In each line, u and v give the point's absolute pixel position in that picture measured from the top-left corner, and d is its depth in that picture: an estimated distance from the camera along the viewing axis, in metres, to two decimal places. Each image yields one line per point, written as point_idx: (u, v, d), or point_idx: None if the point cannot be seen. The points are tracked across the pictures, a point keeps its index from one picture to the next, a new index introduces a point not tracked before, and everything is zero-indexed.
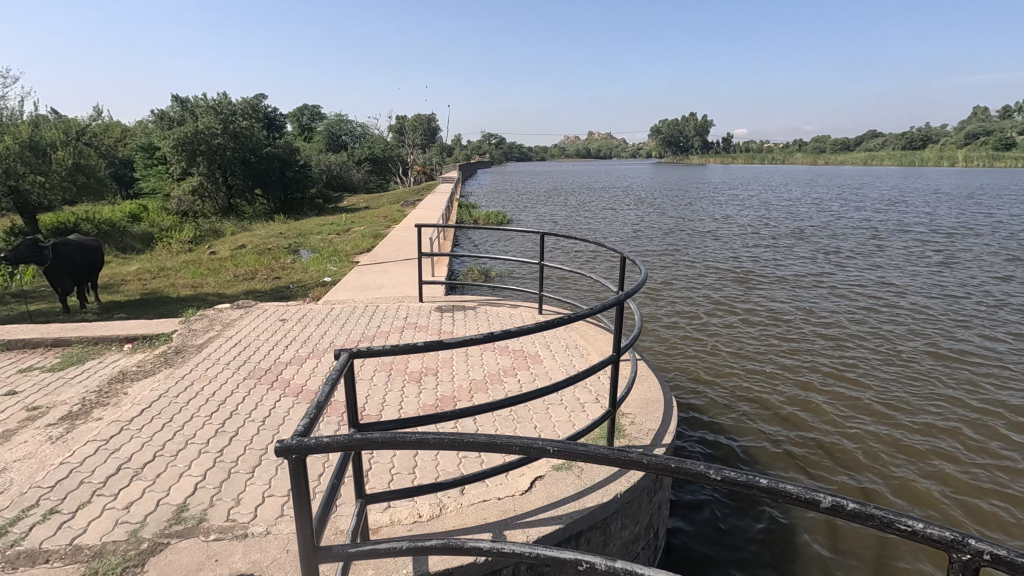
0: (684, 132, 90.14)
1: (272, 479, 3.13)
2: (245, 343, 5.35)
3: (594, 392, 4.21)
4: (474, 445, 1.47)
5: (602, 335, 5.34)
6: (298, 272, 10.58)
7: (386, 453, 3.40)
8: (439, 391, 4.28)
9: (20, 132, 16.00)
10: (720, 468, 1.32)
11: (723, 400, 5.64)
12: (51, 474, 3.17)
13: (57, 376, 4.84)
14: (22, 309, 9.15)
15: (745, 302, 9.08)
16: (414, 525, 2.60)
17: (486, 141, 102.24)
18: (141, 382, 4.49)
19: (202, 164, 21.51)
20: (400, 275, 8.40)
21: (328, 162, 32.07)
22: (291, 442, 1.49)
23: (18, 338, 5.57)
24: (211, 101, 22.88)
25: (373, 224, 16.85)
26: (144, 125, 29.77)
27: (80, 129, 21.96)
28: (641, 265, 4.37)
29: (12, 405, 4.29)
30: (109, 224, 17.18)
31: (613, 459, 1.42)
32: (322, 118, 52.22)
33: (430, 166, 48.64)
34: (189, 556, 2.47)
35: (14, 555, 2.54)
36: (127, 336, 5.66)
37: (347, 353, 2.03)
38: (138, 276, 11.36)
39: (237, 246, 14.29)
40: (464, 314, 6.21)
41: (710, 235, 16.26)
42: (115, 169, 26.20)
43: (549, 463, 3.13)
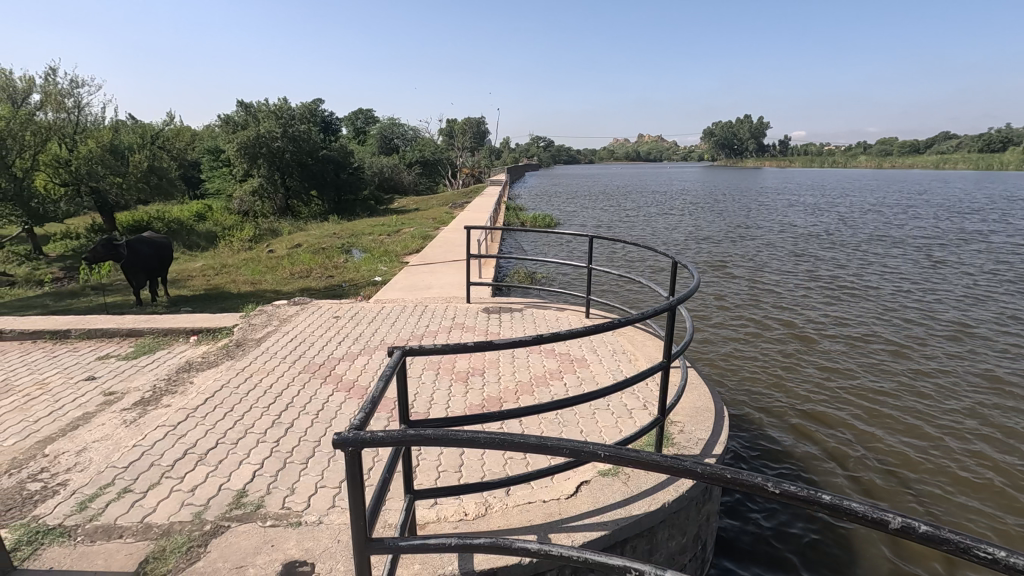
0: (738, 135, 87.51)
1: (325, 471, 3.24)
2: (301, 339, 5.56)
3: (642, 399, 4.15)
4: (525, 446, 1.49)
5: (651, 340, 5.25)
6: (351, 271, 10.92)
7: (433, 451, 3.46)
8: (486, 391, 4.33)
9: (101, 136, 17.20)
10: (780, 482, 1.27)
11: (777, 411, 5.45)
12: (125, 456, 3.39)
13: (130, 364, 5.19)
14: (100, 300, 9.86)
15: (801, 310, 8.73)
16: (459, 523, 2.64)
17: (535, 144, 102.55)
18: (205, 372, 4.75)
19: (262, 166, 22.59)
20: (449, 276, 8.54)
21: (380, 164, 32.88)
22: (348, 435, 1.54)
23: (97, 327, 6.01)
24: (272, 105, 23.82)
25: (422, 225, 17.16)
26: (210, 128, 31.40)
27: (155, 134, 23.48)
28: (692, 270, 4.26)
29: (91, 390, 4.62)
30: (177, 223, 18.28)
31: (665, 467, 1.39)
32: (375, 122, 53.62)
33: (478, 168, 49.04)
34: (248, 540, 2.59)
35: (92, 529, 2.72)
36: (193, 328, 5.99)
37: (400, 351, 2.08)
38: (202, 273, 12.00)
39: (293, 245, 14.90)
40: (511, 316, 6.25)
41: (765, 241, 15.71)
42: (185, 171, 27.89)
43: (595, 468, 3.11)
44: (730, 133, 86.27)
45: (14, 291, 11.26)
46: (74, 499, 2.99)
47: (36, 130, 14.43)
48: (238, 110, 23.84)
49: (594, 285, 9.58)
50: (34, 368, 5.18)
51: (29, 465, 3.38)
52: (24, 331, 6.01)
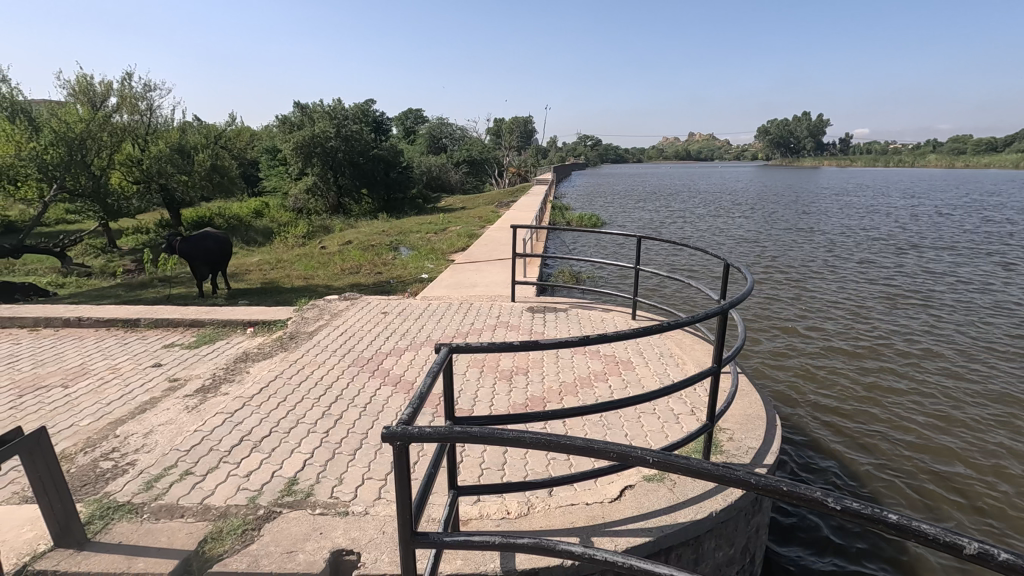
0: (796, 133, 84.03)
1: (371, 463, 3.31)
2: (351, 333, 5.72)
3: (690, 404, 4.05)
4: (571, 448, 1.48)
5: (699, 345, 5.12)
6: (398, 268, 11.14)
7: (476, 448, 3.49)
8: (530, 391, 4.32)
9: (170, 137, 18.22)
10: (841, 498, 1.21)
11: (834, 422, 5.22)
12: (187, 440, 3.59)
13: (192, 353, 5.48)
14: (167, 291, 10.47)
15: (860, 318, 8.31)
16: (501, 521, 2.65)
17: (582, 143, 101.73)
18: (260, 363, 4.95)
19: (316, 165, 23.41)
20: (494, 275, 8.58)
21: (429, 163, 33.37)
22: (396, 430, 1.56)
23: (163, 317, 6.37)
24: (327, 106, 24.55)
25: (468, 224, 17.30)
26: (269, 129, 32.72)
27: (219, 134, 24.67)
28: (745, 271, 4.12)
29: (157, 375, 4.91)
30: (236, 219, 19.20)
31: (715, 476, 1.35)
32: (425, 122, 54.48)
33: (525, 167, 48.86)
34: (298, 527, 2.68)
35: (156, 508, 2.89)
36: (250, 320, 6.25)
37: (447, 348, 2.11)
38: (259, 267, 12.51)
39: (344, 242, 15.34)
40: (556, 315, 6.23)
41: (823, 244, 15.03)
42: (244, 169, 29.24)
43: (640, 472, 3.07)
44: (787, 131, 82.82)
45: (91, 281, 12.09)
46: (141, 478, 3.18)
47: (112, 130, 15.40)
48: (294, 111, 24.65)
49: (640, 287, 9.42)
50: (107, 354, 5.55)
51: (102, 444, 3.61)
52: (99, 319, 6.44)
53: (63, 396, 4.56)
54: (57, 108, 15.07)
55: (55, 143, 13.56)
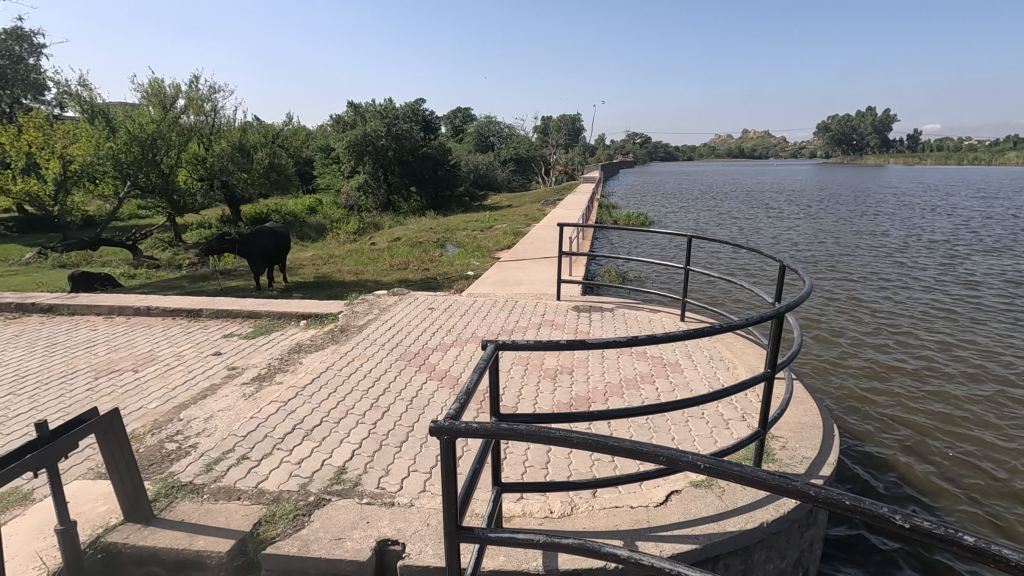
0: (859, 131, 79.76)
1: (417, 456, 3.37)
2: (398, 328, 5.83)
3: (741, 410, 3.92)
4: (619, 450, 1.45)
5: (751, 349, 4.96)
6: (445, 265, 11.29)
7: (520, 445, 3.50)
8: (574, 390, 4.30)
9: (232, 136, 19.11)
10: (910, 515, 1.14)
11: (896, 433, 4.95)
12: (244, 426, 3.75)
13: (250, 343, 5.73)
14: (227, 284, 11.02)
15: (927, 324, 7.84)
16: (545, 519, 2.65)
17: (631, 140, 99.91)
18: (313, 354, 5.12)
19: (368, 164, 24.03)
20: (540, 273, 8.58)
21: (476, 162, 33.60)
22: (443, 423, 1.58)
23: (223, 308, 6.70)
24: (379, 106, 25.09)
25: (513, 222, 17.36)
26: (324, 128, 33.82)
27: (277, 133, 25.71)
28: (804, 273, 3.95)
29: (218, 363, 5.17)
30: (292, 216, 19.97)
31: (771, 485, 1.30)
32: (473, 121, 54.84)
33: (572, 165, 48.37)
34: (346, 514, 2.75)
35: (216, 489, 3.05)
36: (303, 313, 6.46)
37: (494, 345, 2.12)
38: (312, 262, 12.96)
39: (393, 239, 15.67)
40: (602, 315, 6.15)
41: (888, 247, 14.20)
42: (300, 167, 30.36)
43: (686, 477, 3.00)
44: (849, 127, 78.77)
45: (159, 273, 12.84)
46: (202, 460, 3.35)
47: (180, 129, 16.27)
48: (348, 110, 25.38)
49: (688, 289, 9.22)
50: (172, 342, 5.88)
51: (168, 426, 3.83)
52: (165, 308, 6.83)
53: (134, 380, 4.87)
54: (132, 110, 16.06)
55: (129, 143, 14.55)
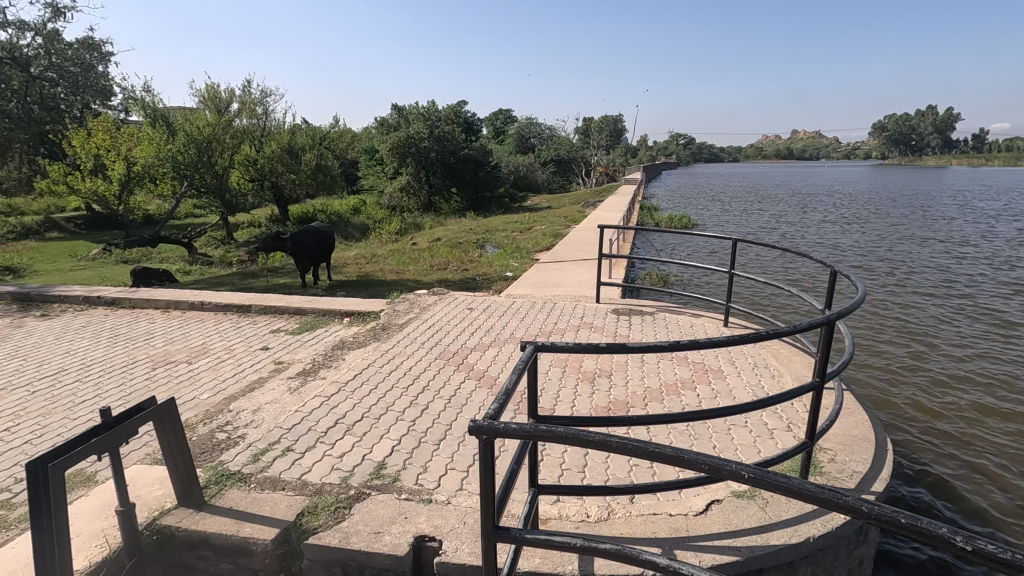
0: (919, 130, 75.80)
1: (454, 455, 3.41)
2: (438, 327, 5.91)
3: (786, 420, 3.79)
4: (659, 456, 1.42)
5: (798, 357, 4.79)
6: (484, 266, 11.37)
7: (558, 447, 3.49)
8: (613, 394, 4.25)
9: (282, 138, 19.77)
10: (973, 537, 1.08)
11: (954, 449, 4.69)
12: (289, 419, 3.88)
13: (296, 338, 5.93)
14: (275, 281, 11.43)
15: (991, 336, 7.39)
16: (581, 523, 2.63)
17: (675, 141, 98.05)
18: (355, 351, 5.24)
19: (410, 165, 24.43)
20: (579, 275, 8.53)
21: (517, 163, 33.69)
22: (482, 423, 1.59)
23: (271, 304, 6.95)
24: (422, 108, 25.46)
25: (553, 223, 17.33)
26: (369, 131, 34.63)
27: (324, 135, 26.47)
28: (856, 278, 3.79)
29: (266, 357, 5.36)
30: (336, 216, 20.52)
31: (819, 498, 1.26)
32: (514, 122, 54.95)
33: (613, 166, 47.89)
34: (385, 509, 2.81)
35: (262, 479, 3.16)
36: (346, 311, 6.63)
37: (532, 347, 2.13)
38: (356, 261, 13.27)
39: (433, 239, 15.88)
40: (642, 319, 6.07)
41: (950, 253, 13.44)
42: (346, 168, 31.16)
43: (728, 487, 2.93)
44: (908, 127, 75.08)
45: (211, 270, 13.40)
46: (250, 450, 3.48)
47: (234, 132, 16.97)
48: (392, 113, 25.88)
49: (733, 293, 8.97)
50: (224, 336, 6.14)
51: (218, 417, 3.99)
52: (218, 304, 7.13)
53: (188, 371, 5.11)
54: (190, 114, 16.81)
55: (187, 145, 15.09)
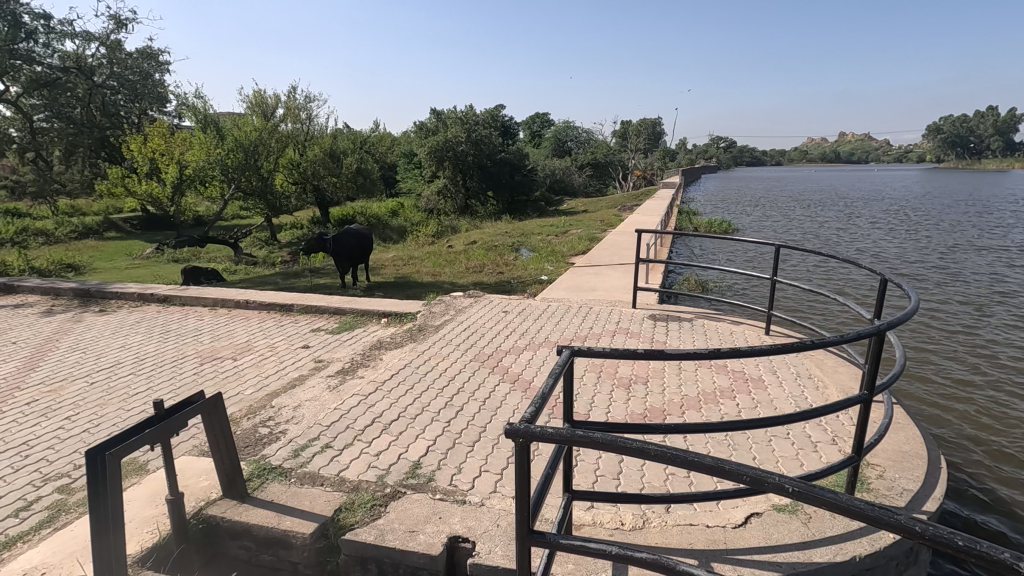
0: (979, 132, 72.02)
1: (489, 457, 3.42)
2: (474, 329, 5.96)
3: (831, 433, 3.66)
4: (699, 466, 1.40)
5: (844, 368, 4.62)
6: (519, 269, 11.38)
7: (592, 453, 3.46)
8: (649, 401, 4.19)
9: (324, 142, 20.31)
10: None
11: (1014, 470, 4.43)
12: (328, 416, 3.97)
13: (335, 337, 6.08)
14: (316, 281, 11.75)
15: None
16: (615, 531, 2.60)
17: (715, 144, 95.99)
18: (392, 351, 5.34)
19: (448, 168, 24.73)
20: (615, 280, 8.45)
21: (553, 166, 33.63)
22: (519, 427, 1.59)
23: (312, 303, 7.14)
24: (460, 112, 25.74)
25: (589, 227, 17.23)
26: (408, 135, 35.24)
27: (365, 140, 27.06)
28: (909, 287, 3.63)
29: (306, 356, 5.52)
30: (375, 219, 20.94)
31: (866, 517, 1.22)
32: (551, 125, 54.91)
33: (651, 169, 47.28)
34: (420, 508, 2.84)
35: (302, 475, 3.24)
36: (384, 312, 6.75)
37: (569, 351, 2.12)
38: (393, 263, 13.51)
39: (469, 242, 16.00)
40: (680, 325, 5.96)
41: (1012, 262, 12.70)
42: (385, 172, 31.79)
43: (768, 500, 2.85)
44: (965, 128, 71.57)
45: (256, 270, 13.85)
46: (291, 446, 3.59)
47: (280, 137, 17.55)
48: (431, 117, 26.27)
49: (775, 301, 8.72)
50: (267, 333, 6.34)
51: (261, 412, 4.12)
52: (262, 302, 7.38)
53: (234, 367, 5.30)
54: (238, 119, 17.47)
55: (234, 149, 15.67)
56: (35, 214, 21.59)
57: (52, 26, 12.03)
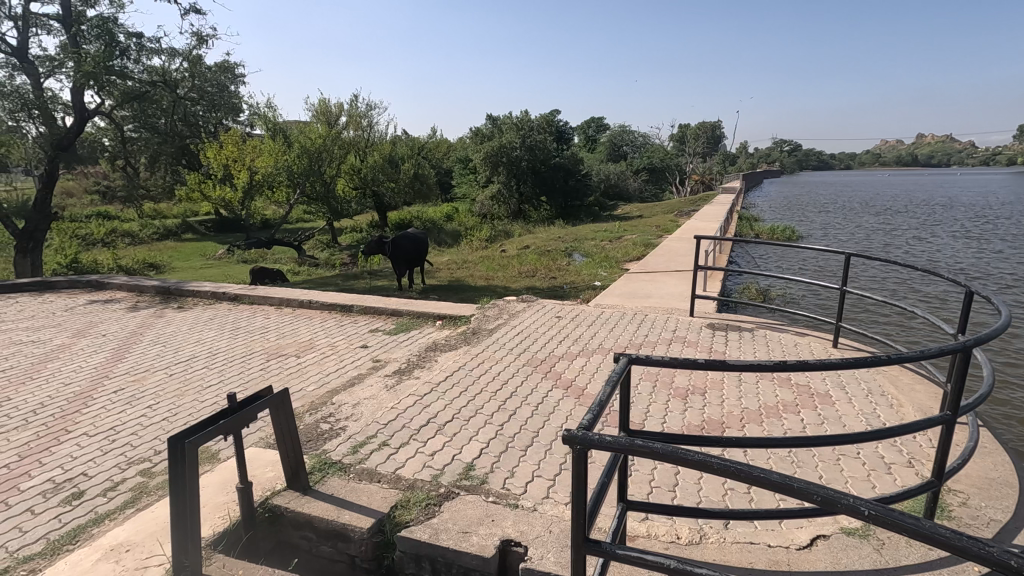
0: None
1: (542, 462, 3.42)
2: (527, 334, 5.98)
3: (907, 454, 3.43)
4: (766, 483, 1.35)
5: (921, 386, 4.32)
6: (572, 274, 11.33)
7: (647, 463, 3.40)
8: (707, 412, 4.07)
9: (384, 149, 20.96)
10: None
11: None
12: (385, 415, 4.09)
13: (393, 338, 6.24)
14: (374, 283, 12.10)
15: None
16: (671, 544, 2.54)
17: (779, 147, 92.18)
18: (446, 353, 5.43)
19: (502, 174, 24.97)
20: (672, 287, 8.27)
21: (608, 171, 33.32)
22: (577, 433, 1.58)
23: (371, 305, 7.37)
24: (515, 117, 25.95)
25: (644, 233, 16.94)
26: (464, 141, 35.84)
27: (423, 146, 27.74)
28: (1000, 301, 3.35)
29: (365, 355, 5.70)
30: (431, 224, 21.39)
31: (951, 546, 1.15)
32: (606, 130, 54.37)
33: (710, 173, 45.93)
34: (473, 510, 2.87)
35: (361, 471, 3.35)
36: (439, 315, 6.88)
37: (626, 359, 2.09)
38: (448, 266, 13.75)
39: (523, 246, 16.06)
40: (740, 335, 5.75)
41: None
42: (441, 177, 32.46)
43: (836, 522, 2.70)
44: None
45: (318, 271, 14.46)
46: (350, 442, 3.71)
47: (342, 144, 18.26)
48: (486, 123, 26.68)
49: (844, 313, 8.28)
50: (328, 333, 6.60)
51: (323, 408, 4.29)
52: (324, 302, 7.68)
53: (298, 364, 5.55)
54: (304, 128, 18.31)
55: (300, 155, 16.73)
56: (124, 217, 23.42)
57: (143, 44, 13.02)
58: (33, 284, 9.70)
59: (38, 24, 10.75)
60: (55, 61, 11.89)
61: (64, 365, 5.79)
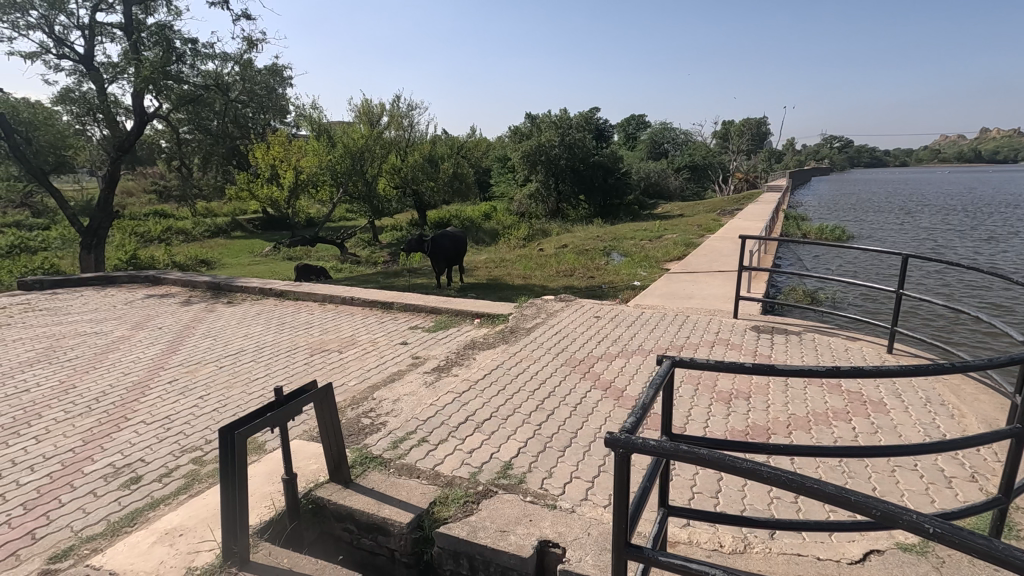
0: None
1: (580, 463, 3.39)
2: (565, 333, 5.94)
3: (970, 469, 3.24)
4: (820, 495, 1.29)
5: (985, 396, 4.07)
6: (611, 274, 11.20)
7: (689, 468, 3.32)
8: (751, 417, 3.95)
9: (424, 148, 21.23)
10: None
11: None
12: (424, 411, 4.14)
13: (431, 336, 6.31)
14: (413, 281, 12.25)
15: None
16: (713, 552, 2.47)
17: (829, 144, 88.61)
18: (484, 352, 5.46)
19: (540, 172, 24.91)
20: (714, 288, 8.07)
21: (648, 170, 32.78)
22: (619, 437, 1.56)
23: (410, 303, 7.47)
24: (554, 116, 25.84)
25: (686, 232, 16.57)
26: (503, 141, 35.98)
27: (462, 146, 27.96)
28: None
29: (404, 352, 5.78)
30: (469, 222, 21.54)
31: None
32: (647, 128, 53.52)
33: (755, 172, 44.62)
34: (511, 509, 2.87)
35: (400, 466, 3.40)
36: (477, 313, 6.91)
37: (669, 361, 2.04)
38: (485, 265, 13.81)
39: (560, 245, 15.99)
40: (787, 338, 5.56)
41: None
42: (479, 176, 32.67)
43: (891, 537, 2.58)
44: None
45: (359, 268, 14.80)
46: (390, 437, 3.77)
47: (384, 143, 18.59)
48: (525, 122, 26.67)
49: (898, 317, 7.90)
50: (369, 329, 6.73)
51: (363, 403, 4.38)
52: (365, 299, 7.84)
53: (340, 359, 5.69)
54: (347, 128, 18.73)
55: (343, 155, 17.15)
56: (179, 215, 24.53)
57: (198, 49, 13.53)
58: (97, 279, 10.27)
59: (103, 33, 11.36)
60: (118, 67, 12.53)
61: (124, 356, 6.11)
